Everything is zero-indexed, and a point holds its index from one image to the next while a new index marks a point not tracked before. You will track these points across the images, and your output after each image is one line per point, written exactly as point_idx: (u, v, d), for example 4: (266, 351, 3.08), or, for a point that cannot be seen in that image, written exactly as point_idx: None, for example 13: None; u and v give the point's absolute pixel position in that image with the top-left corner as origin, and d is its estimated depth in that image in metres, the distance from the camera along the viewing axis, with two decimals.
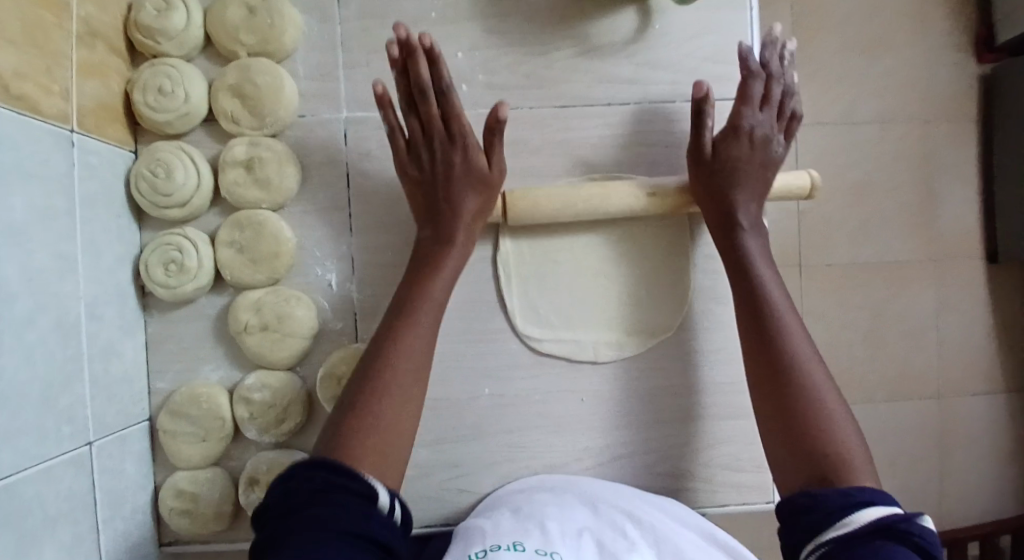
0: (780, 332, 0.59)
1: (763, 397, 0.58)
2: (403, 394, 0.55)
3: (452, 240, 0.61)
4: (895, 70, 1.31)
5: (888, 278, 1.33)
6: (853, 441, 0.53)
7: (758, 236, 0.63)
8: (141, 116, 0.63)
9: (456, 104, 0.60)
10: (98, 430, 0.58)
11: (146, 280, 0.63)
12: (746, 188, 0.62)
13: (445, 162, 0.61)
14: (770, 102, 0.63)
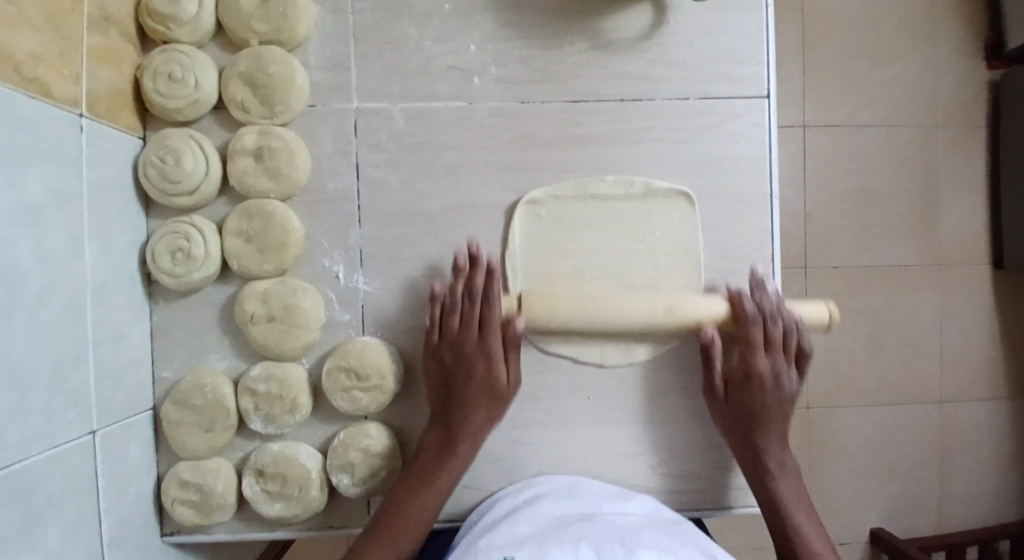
0: (777, 497, 0.64)
1: (772, 557, 0.64)
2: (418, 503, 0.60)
3: (460, 439, 0.62)
4: (903, 74, 1.31)
5: (894, 282, 1.33)
6: (828, 554, 0.62)
7: (779, 441, 0.65)
8: (151, 102, 0.62)
9: (498, 315, 0.63)
10: (103, 417, 0.58)
11: (153, 267, 0.62)
12: (765, 417, 0.64)
13: (472, 347, 0.62)
14: (776, 346, 0.64)
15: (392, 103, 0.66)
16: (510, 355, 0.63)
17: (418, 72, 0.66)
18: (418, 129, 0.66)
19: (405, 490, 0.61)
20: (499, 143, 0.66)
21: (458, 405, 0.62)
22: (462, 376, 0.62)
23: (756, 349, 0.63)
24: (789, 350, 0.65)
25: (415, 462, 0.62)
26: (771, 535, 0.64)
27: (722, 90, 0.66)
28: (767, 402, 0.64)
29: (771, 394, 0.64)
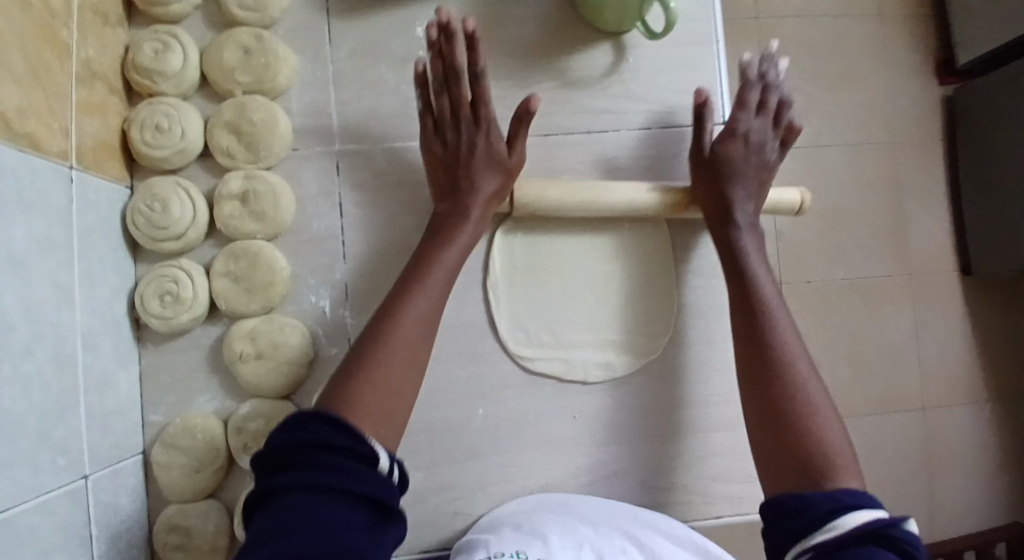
0: (772, 334, 0.60)
1: (752, 399, 0.59)
2: (410, 309, 0.57)
3: (464, 215, 0.62)
4: (859, 97, 1.39)
5: (867, 294, 1.37)
6: (852, 466, 0.51)
7: (752, 235, 0.66)
8: (138, 152, 0.65)
9: (487, 90, 0.63)
10: (94, 462, 0.58)
11: (141, 312, 0.63)
12: (741, 183, 0.66)
13: (469, 145, 0.63)
14: (767, 110, 0.67)
15: (372, 144, 0.69)
16: (517, 137, 0.64)
17: (397, 114, 0.69)
18: (398, 168, 0.69)
19: (426, 268, 0.59)
20: None
21: (466, 177, 0.63)
22: (462, 168, 0.63)
23: (737, 201, 0.65)
24: (771, 106, 0.67)
25: (405, 285, 0.58)
26: (760, 384, 0.58)
27: (683, 120, 0.71)
28: (743, 189, 0.66)
29: (745, 147, 0.66)
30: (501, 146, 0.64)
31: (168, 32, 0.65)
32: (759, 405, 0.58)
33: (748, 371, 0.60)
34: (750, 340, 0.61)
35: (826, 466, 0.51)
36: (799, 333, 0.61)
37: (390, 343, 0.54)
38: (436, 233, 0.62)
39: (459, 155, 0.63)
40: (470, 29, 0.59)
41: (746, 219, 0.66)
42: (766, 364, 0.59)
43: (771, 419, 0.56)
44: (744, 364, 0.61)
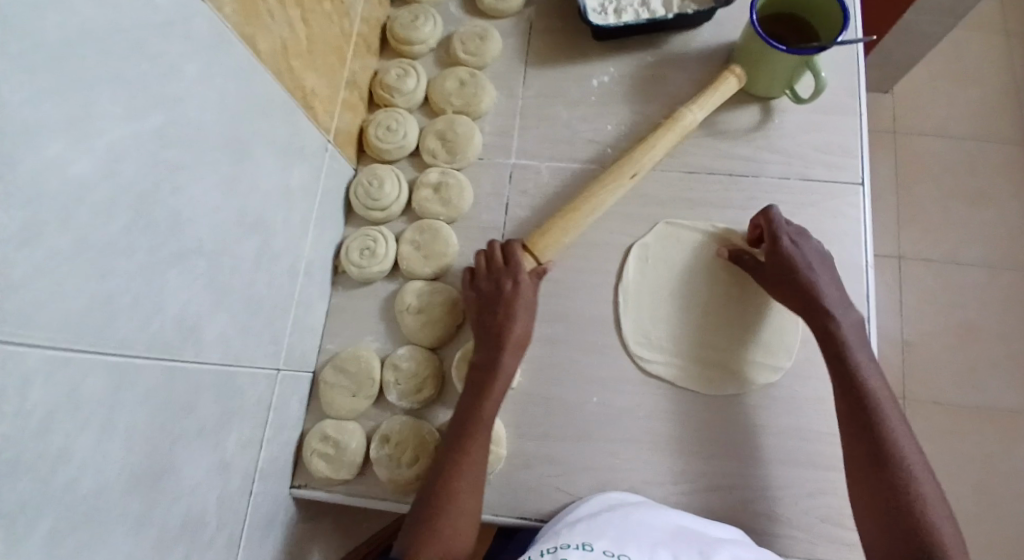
0: (875, 407, 0.64)
1: (853, 444, 0.64)
2: (477, 479, 0.66)
3: (498, 364, 0.71)
4: (1002, 215, 1.37)
5: (1004, 419, 1.27)
6: (929, 484, 0.60)
7: (851, 326, 0.68)
8: (369, 143, 0.84)
9: (518, 264, 0.75)
10: (288, 362, 0.73)
11: (344, 260, 0.80)
12: (823, 284, 0.70)
13: (500, 287, 0.74)
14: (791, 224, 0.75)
15: (543, 162, 0.84)
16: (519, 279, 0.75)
17: (566, 141, 0.85)
18: (560, 183, 0.83)
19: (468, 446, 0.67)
20: (623, 199, 0.82)
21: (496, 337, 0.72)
22: (494, 305, 0.73)
23: (824, 293, 0.69)
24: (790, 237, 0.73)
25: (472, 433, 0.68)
26: (871, 480, 0.61)
27: (819, 175, 0.80)
28: (827, 290, 0.70)
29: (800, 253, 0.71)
30: (517, 320, 0.73)
31: (409, 64, 0.87)
32: (875, 500, 0.60)
33: (856, 463, 0.63)
34: (855, 439, 0.63)
35: (940, 544, 0.56)
36: (901, 409, 0.64)
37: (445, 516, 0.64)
38: (472, 393, 0.70)
39: (493, 298, 0.74)
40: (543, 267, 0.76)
41: (828, 290, 0.70)
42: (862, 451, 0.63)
43: (888, 518, 0.59)
44: (845, 419, 0.65)
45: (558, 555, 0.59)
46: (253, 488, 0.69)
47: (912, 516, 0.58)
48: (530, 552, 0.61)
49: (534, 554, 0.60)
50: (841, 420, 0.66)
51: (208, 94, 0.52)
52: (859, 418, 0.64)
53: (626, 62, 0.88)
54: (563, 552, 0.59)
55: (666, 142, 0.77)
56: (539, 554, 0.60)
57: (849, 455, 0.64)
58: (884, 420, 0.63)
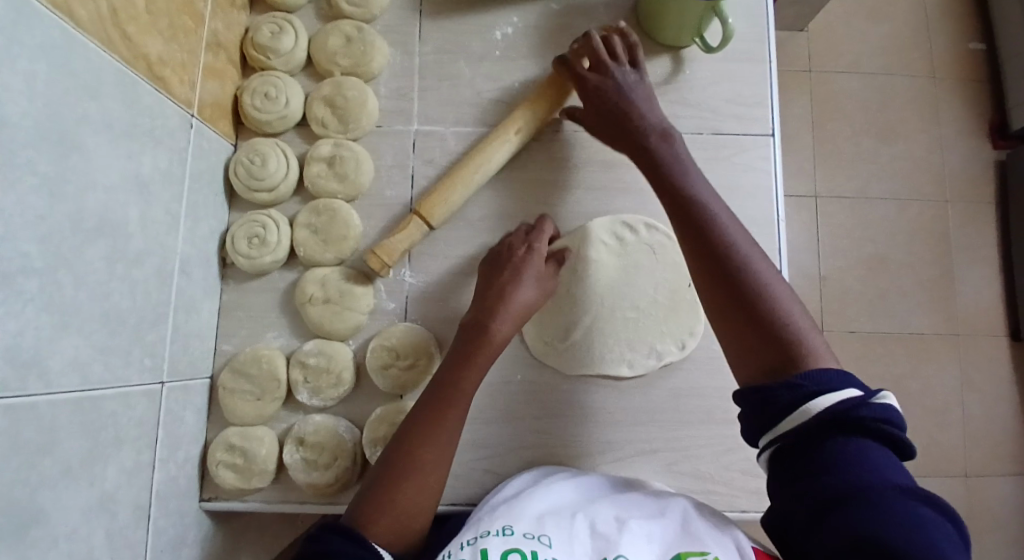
0: (723, 244, 0.57)
1: (712, 288, 0.56)
2: (444, 440, 0.60)
3: (492, 326, 0.64)
4: (907, 149, 1.42)
5: (906, 346, 1.36)
6: (790, 299, 0.54)
7: (699, 177, 0.63)
8: (247, 114, 0.74)
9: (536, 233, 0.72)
10: (170, 374, 0.66)
11: (230, 251, 0.72)
12: (652, 113, 0.67)
13: (509, 249, 0.70)
14: (621, 61, 0.70)
15: (446, 127, 0.77)
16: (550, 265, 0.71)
17: (469, 102, 0.78)
18: (466, 149, 0.77)
19: (450, 396, 0.61)
20: (535, 164, 0.77)
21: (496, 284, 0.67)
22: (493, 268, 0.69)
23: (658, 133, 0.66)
24: (613, 56, 0.70)
25: (449, 400, 0.61)
26: (733, 318, 0.54)
27: (731, 128, 0.77)
28: (658, 121, 0.67)
29: (655, 118, 0.67)
30: (507, 313, 0.65)
31: (284, 18, 0.77)
32: (750, 334, 0.53)
33: (715, 303, 0.56)
34: (704, 263, 0.57)
35: (803, 348, 0.52)
36: (751, 235, 0.59)
37: (404, 486, 0.57)
38: (462, 352, 0.64)
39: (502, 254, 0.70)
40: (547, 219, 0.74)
41: (682, 158, 0.64)
42: (722, 302, 0.55)
43: (761, 345, 0.52)
44: (693, 264, 0.58)
45: (480, 545, 0.54)
46: (150, 514, 0.63)
47: (777, 334, 0.52)
48: (448, 545, 0.56)
49: (452, 548, 0.54)
50: (687, 254, 0.59)
51: (12, 82, 0.43)
52: (710, 267, 0.56)
53: (529, 10, 0.80)
54: (483, 542, 0.54)
55: (551, 96, 0.74)
56: (458, 547, 0.54)
57: (711, 293, 0.56)
58: (744, 256, 0.56)
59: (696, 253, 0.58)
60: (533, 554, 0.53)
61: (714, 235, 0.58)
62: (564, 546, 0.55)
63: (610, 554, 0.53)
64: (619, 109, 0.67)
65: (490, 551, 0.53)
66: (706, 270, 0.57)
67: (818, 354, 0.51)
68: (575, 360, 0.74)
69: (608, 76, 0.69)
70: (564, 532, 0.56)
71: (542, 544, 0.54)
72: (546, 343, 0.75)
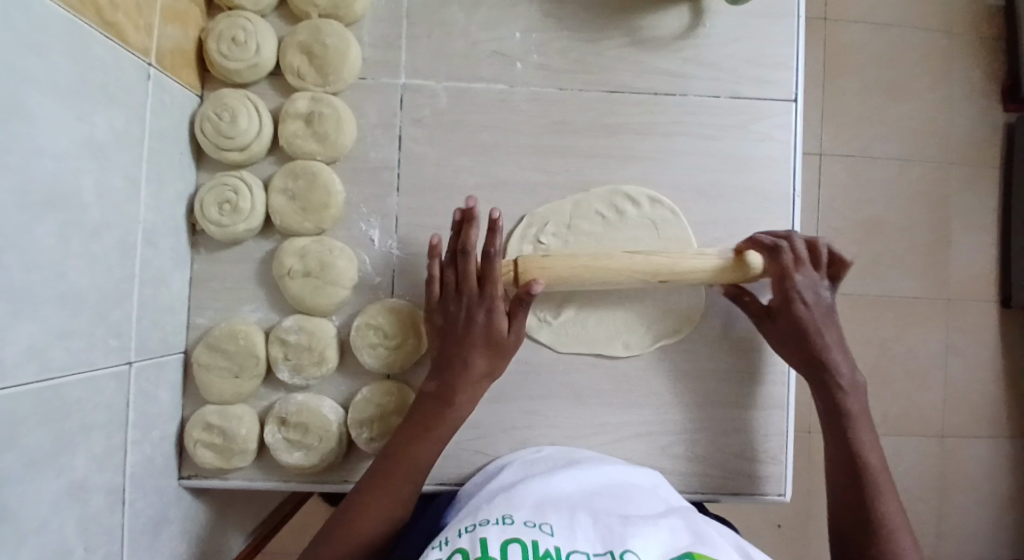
0: (864, 464, 0.62)
1: (836, 469, 0.63)
2: (396, 502, 0.60)
3: (452, 400, 0.62)
4: (919, 109, 1.36)
5: (900, 313, 1.35)
6: (913, 548, 0.58)
7: (856, 394, 0.64)
8: (213, 62, 0.66)
9: (495, 267, 0.62)
10: (140, 352, 0.61)
11: (200, 217, 0.66)
12: (828, 335, 0.65)
13: (469, 316, 0.63)
14: (805, 262, 0.65)
15: (437, 82, 0.70)
16: (517, 313, 0.63)
17: (463, 55, 0.70)
18: (459, 108, 0.70)
19: (402, 463, 0.61)
20: (535, 127, 0.70)
21: (458, 355, 0.62)
22: (462, 327, 0.63)
23: (827, 342, 0.65)
24: (798, 260, 0.65)
25: (403, 464, 0.61)
26: (845, 486, 0.62)
27: (749, 92, 0.71)
28: (831, 342, 0.65)
29: (818, 308, 0.65)
30: (461, 387, 0.62)
31: None
32: (855, 522, 0.60)
33: (840, 495, 0.62)
34: (837, 453, 0.64)
35: (889, 543, 0.58)
36: (892, 477, 0.62)
37: (354, 541, 0.58)
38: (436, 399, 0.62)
39: (461, 324, 0.63)
40: (496, 217, 0.61)
41: (842, 365, 0.65)
42: (840, 470, 0.63)
43: (848, 494, 0.61)
44: (830, 466, 0.64)
45: (477, 533, 0.49)
46: (126, 498, 0.60)
47: (880, 549, 0.58)
48: (441, 534, 0.51)
49: (448, 536, 0.50)
50: (826, 448, 0.65)
51: None
52: (832, 410, 0.64)
53: None
54: (482, 530, 0.50)
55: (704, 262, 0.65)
56: (454, 536, 0.50)
57: (839, 502, 0.62)
58: (870, 465, 0.62)
59: (835, 443, 0.64)
60: (534, 542, 0.48)
61: (860, 457, 0.62)
62: (566, 534, 0.50)
63: (615, 545, 0.49)
64: (802, 327, 0.65)
65: (489, 539, 0.48)
66: (846, 478, 0.62)
67: (909, 557, 0.57)
68: (569, 338, 0.71)
69: (794, 296, 0.65)
70: (566, 522, 0.52)
71: (542, 533, 0.50)
72: (540, 319, 0.71)
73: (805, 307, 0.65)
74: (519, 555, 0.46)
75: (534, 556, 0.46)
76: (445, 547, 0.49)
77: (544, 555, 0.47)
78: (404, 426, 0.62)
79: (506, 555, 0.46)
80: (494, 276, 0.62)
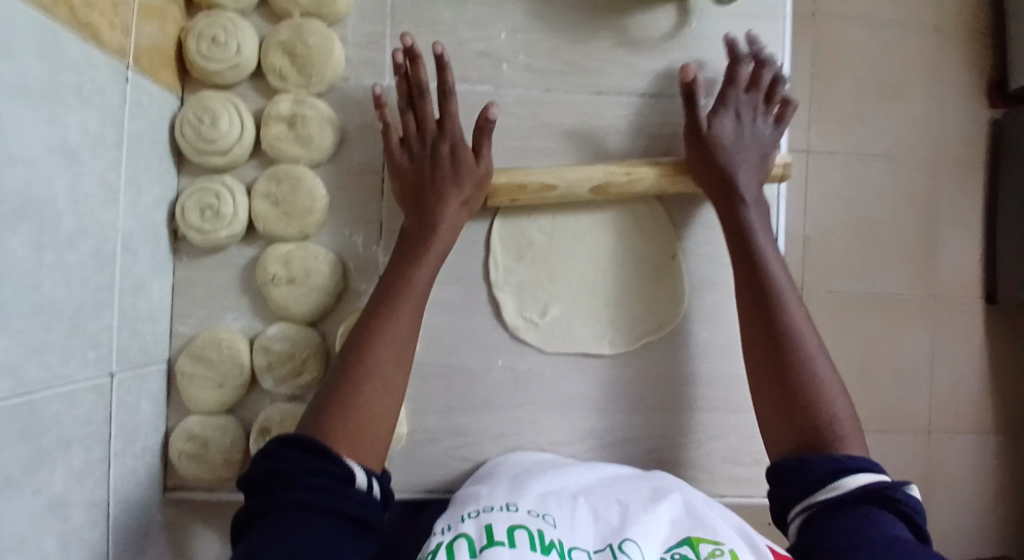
0: (781, 306, 0.61)
1: (761, 368, 0.60)
2: (403, 359, 0.59)
3: (434, 230, 0.62)
4: (906, 106, 1.36)
5: (887, 310, 1.36)
6: (846, 411, 0.56)
7: (767, 234, 0.64)
8: (192, 63, 0.64)
9: (451, 105, 0.63)
10: (120, 363, 0.59)
11: (181, 224, 0.64)
12: (744, 166, 0.64)
13: (434, 154, 0.63)
14: (758, 86, 0.66)
15: None
16: (483, 142, 0.63)
17: (450, 55, 0.68)
18: None
19: (400, 291, 0.60)
20: (523, 129, 0.69)
21: (432, 197, 0.63)
22: (429, 172, 0.63)
23: (750, 199, 0.64)
24: (758, 83, 0.66)
25: (382, 316, 0.59)
26: (765, 356, 0.60)
27: None
28: (747, 183, 0.64)
29: (754, 207, 0.64)
30: (447, 211, 0.63)
31: None
32: (784, 420, 0.57)
33: (766, 380, 0.60)
34: (754, 316, 0.62)
35: (836, 437, 0.55)
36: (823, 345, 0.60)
37: (365, 391, 0.55)
38: (404, 257, 0.62)
39: (426, 165, 0.64)
40: (440, 51, 0.60)
41: (764, 233, 0.64)
42: (761, 342, 0.60)
43: (783, 409, 0.58)
44: (749, 337, 0.62)
45: (483, 519, 0.48)
46: (109, 512, 0.58)
47: (816, 425, 0.56)
48: (444, 520, 0.50)
49: (451, 523, 0.49)
50: (757, 349, 0.61)
51: None
52: (770, 325, 0.60)
53: None
54: (487, 517, 0.49)
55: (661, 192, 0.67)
56: (458, 522, 0.49)
57: (772, 399, 0.59)
58: (800, 333, 0.60)
59: (754, 300, 0.62)
60: (540, 532, 0.47)
61: (787, 330, 0.60)
62: (568, 528, 0.50)
63: (615, 539, 0.48)
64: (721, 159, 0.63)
65: (495, 526, 0.47)
66: (766, 382, 0.60)
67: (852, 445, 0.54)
68: (557, 340, 0.70)
69: (732, 113, 0.64)
70: (567, 514, 0.52)
71: (546, 523, 0.49)
72: (528, 322, 0.70)
73: (733, 130, 0.64)
74: (526, 544, 0.45)
75: (541, 546, 0.45)
76: (447, 533, 0.48)
77: (550, 546, 0.46)
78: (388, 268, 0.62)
79: (512, 541, 0.45)
80: (452, 111, 0.63)
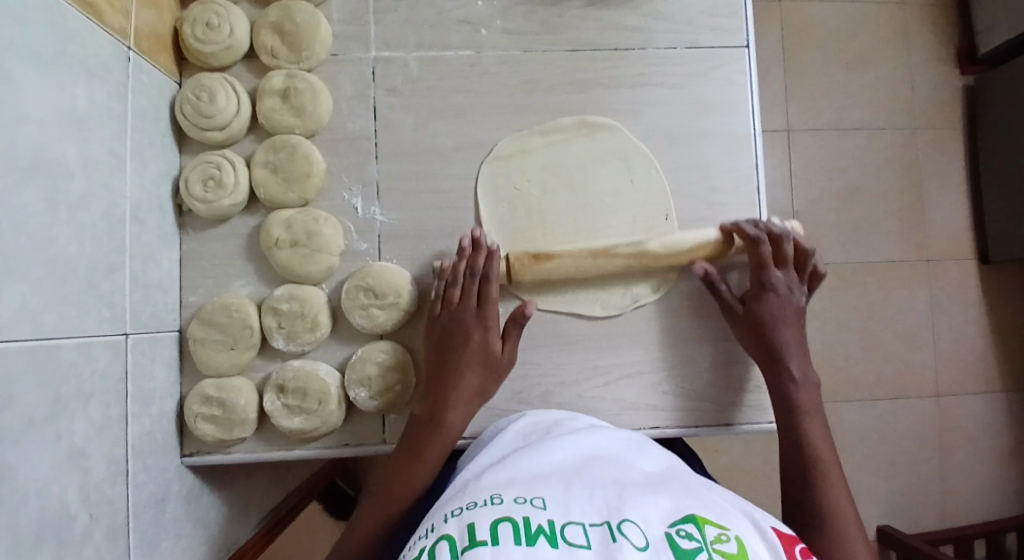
0: (821, 464, 0.62)
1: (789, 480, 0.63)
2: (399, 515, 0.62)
3: (449, 407, 0.63)
4: (879, 73, 1.40)
5: (881, 271, 1.38)
6: (846, 504, 0.60)
7: (802, 363, 0.67)
8: (189, 47, 0.69)
9: (491, 293, 0.67)
10: (134, 325, 0.62)
11: (186, 195, 0.68)
12: (786, 321, 0.67)
13: (465, 335, 0.65)
14: (785, 262, 0.69)
15: (407, 51, 0.72)
16: (510, 333, 0.67)
17: (431, 24, 0.73)
18: (430, 75, 0.72)
19: (406, 482, 0.62)
20: (505, 88, 0.73)
21: (454, 368, 0.64)
22: (461, 347, 0.65)
23: (787, 341, 0.67)
24: (780, 259, 0.69)
25: (405, 466, 0.63)
26: (797, 467, 0.63)
27: (707, 41, 0.74)
28: (790, 337, 0.67)
29: (804, 386, 0.66)
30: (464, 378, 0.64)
31: None
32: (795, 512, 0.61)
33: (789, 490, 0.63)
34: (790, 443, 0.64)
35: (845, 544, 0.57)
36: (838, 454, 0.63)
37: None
38: (421, 429, 0.63)
39: (454, 343, 0.65)
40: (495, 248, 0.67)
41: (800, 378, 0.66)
42: (794, 449, 0.64)
43: (800, 506, 0.61)
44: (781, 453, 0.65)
45: (466, 518, 0.43)
46: (128, 471, 0.60)
47: (828, 513, 0.59)
48: (428, 520, 0.46)
49: (436, 522, 0.45)
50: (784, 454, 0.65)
51: None
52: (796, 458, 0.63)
53: None
54: (470, 514, 0.43)
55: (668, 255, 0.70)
56: (442, 521, 0.44)
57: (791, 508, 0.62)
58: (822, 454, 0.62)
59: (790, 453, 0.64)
60: (526, 520, 0.42)
61: (817, 465, 0.62)
62: (562, 507, 0.44)
63: (614, 514, 0.43)
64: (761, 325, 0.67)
65: (477, 525, 0.42)
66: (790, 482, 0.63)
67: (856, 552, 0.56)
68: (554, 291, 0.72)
69: (766, 294, 0.68)
70: (562, 492, 0.46)
71: (534, 508, 0.43)
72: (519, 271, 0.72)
73: (772, 299, 0.68)
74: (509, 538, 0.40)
75: (526, 536, 0.40)
76: (432, 534, 0.43)
77: (536, 532, 0.41)
78: (400, 449, 0.64)
79: (497, 538, 0.40)
80: (493, 300, 0.66)
